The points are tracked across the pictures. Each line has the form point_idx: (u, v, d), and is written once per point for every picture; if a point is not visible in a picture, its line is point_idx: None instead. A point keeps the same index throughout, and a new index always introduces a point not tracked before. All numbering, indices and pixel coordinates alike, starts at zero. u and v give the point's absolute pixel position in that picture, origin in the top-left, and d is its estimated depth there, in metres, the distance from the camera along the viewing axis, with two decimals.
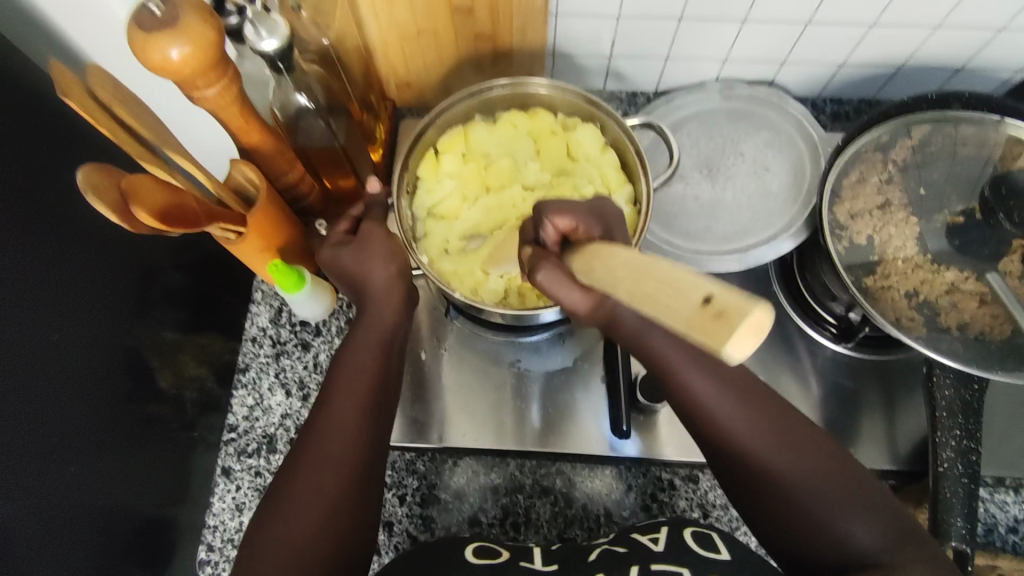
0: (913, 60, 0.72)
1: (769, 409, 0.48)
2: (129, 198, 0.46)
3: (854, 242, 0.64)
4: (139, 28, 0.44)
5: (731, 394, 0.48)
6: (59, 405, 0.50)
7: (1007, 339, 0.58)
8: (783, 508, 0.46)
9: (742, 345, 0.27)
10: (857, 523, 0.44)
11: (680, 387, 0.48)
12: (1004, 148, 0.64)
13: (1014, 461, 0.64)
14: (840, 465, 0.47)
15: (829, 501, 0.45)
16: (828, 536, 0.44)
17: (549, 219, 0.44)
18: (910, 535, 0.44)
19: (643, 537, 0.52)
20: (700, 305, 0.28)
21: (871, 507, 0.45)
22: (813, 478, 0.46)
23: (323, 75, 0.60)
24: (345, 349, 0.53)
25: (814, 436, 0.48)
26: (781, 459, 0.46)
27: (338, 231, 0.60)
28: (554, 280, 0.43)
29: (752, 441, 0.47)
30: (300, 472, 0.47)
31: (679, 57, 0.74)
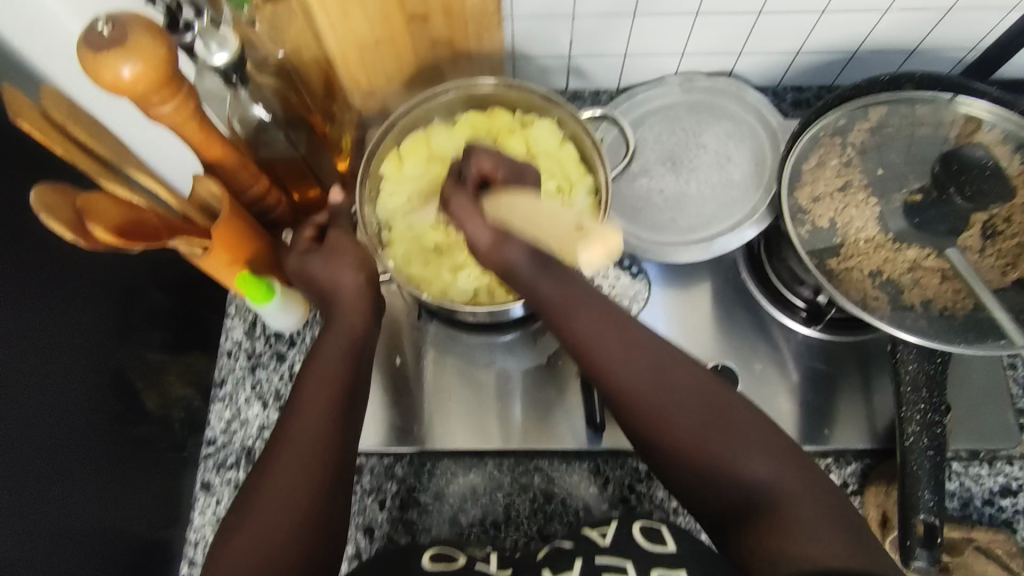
0: (867, 44, 0.74)
1: (663, 356, 0.49)
2: (84, 216, 0.47)
3: (816, 225, 0.65)
4: (88, 48, 0.45)
5: (614, 332, 0.49)
6: (46, 429, 0.51)
7: (970, 312, 0.60)
8: (678, 450, 0.46)
9: (593, 256, 0.44)
10: (747, 459, 0.45)
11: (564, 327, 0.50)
12: (959, 126, 0.66)
13: (986, 433, 0.65)
14: (729, 403, 0.48)
15: (724, 439, 0.46)
16: (728, 482, 0.45)
17: (473, 159, 0.51)
18: (798, 466, 0.46)
19: (592, 532, 0.53)
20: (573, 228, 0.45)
21: (762, 443, 0.46)
22: (698, 417, 0.47)
23: (279, 88, 0.62)
24: (314, 358, 0.53)
25: (700, 374, 0.49)
26: (668, 399, 0.47)
27: (303, 241, 0.60)
28: (465, 212, 0.50)
29: (644, 386, 0.48)
30: (268, 482, 0.47)
31: (637, 54, 0.75)
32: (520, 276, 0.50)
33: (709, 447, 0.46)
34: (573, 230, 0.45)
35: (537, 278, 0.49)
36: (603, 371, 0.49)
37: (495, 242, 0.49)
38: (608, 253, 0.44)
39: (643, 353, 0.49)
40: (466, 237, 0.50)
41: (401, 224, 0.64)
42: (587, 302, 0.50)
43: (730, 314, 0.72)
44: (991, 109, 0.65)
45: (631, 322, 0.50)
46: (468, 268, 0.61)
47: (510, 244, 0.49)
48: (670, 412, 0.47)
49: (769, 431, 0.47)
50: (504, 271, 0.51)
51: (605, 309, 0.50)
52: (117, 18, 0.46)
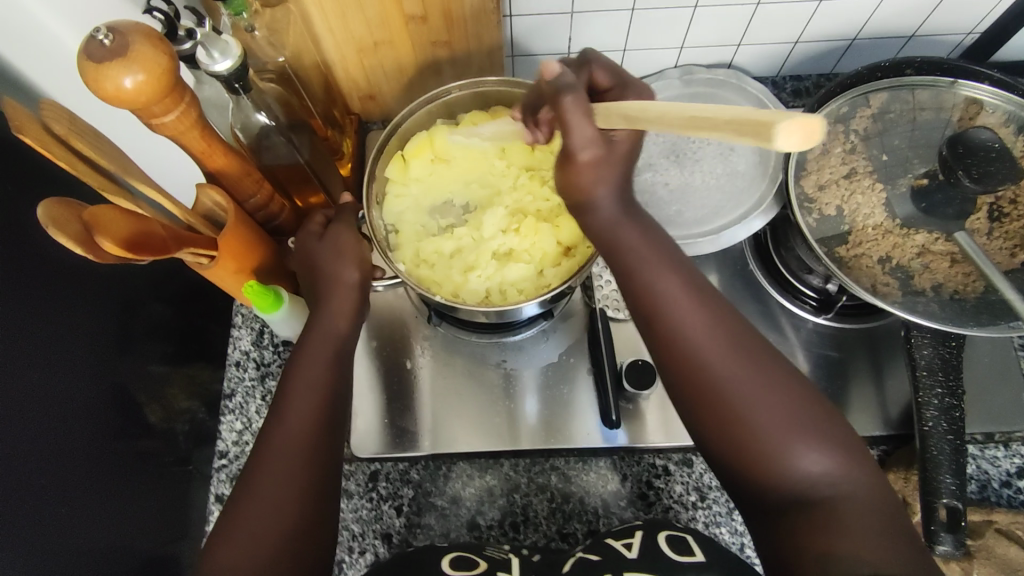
0: (865, 31, 0.74)
1: (743, 334, 0.47)
2: (91, 229, 0.46)
3: (823, 214, 0.65)
4: (88, 59, 0.44)
5: (689, 297, 0.48)
6: (46, 447, 0.50)
7: (980, 295, 0.60)
8: (738, 425, 0.45)
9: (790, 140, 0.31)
10: (805, 445, 0.44)
11: (641, 282, 0.49)
12: (961, 109, 0.66)
13: (1000, 415, 0.65)
14: (798, 386, 0.46)
15: (792, 428, 0.44)
16: (781, 467, 0.44)
17: (594, 65, 0.50)
18: (858, 462, 0.44)
19: (618, 542, 0.53)
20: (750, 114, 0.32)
21: (825, 434, 0.44)
22: (767, 395, 0.45)
23: (281, 93, 0.61)
24: (298, 359, 0.53)
25: (771, 355, 0.47)
26: (735, 372, 0.45)
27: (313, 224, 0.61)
28: (574, 109, 0.44)
29: (715, 354, 0.46)
30: (253, 495, 0.47)
31: (636, 48, 0.75)
32: (600, 219, 0.50)
33: (768, 429, 0.44)
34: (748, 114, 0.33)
35: (619, 223, 0.50)
36: (671, 332, 0.47)
37: (596, 156, 0.46)
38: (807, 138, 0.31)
39: (722, 329, 0.47)
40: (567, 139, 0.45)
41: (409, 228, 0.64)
42: (669, 264, 0.49)
43: (740, 306, 0.72)
44: (992, 92, 0.65)
45: (709, 290, 0.49)
46: (478, 268, 0.60)
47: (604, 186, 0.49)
48: (735, 387, 0.45)
49: (838, 429, 0.45)
50: (583, 208, 0.51)
51: (689, 279, 0.49)
52: (116, 27, 0.45)
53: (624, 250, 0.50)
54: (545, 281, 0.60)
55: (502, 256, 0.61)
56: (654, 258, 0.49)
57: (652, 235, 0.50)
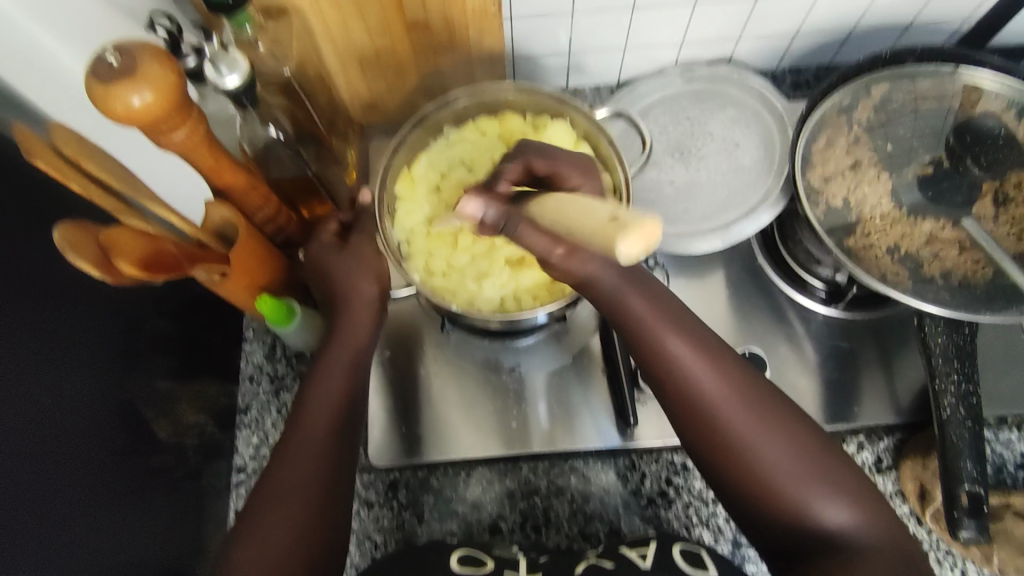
0: (863, 21, 0.74)
1: (756, 391, 0.50)
2: (108, 252, 0.46)
3: (830, 206, 0.65)
4: (95, 78, 0.43)
5: (702, 358, 0.50)
6: (59, 469, 0.49)
7: (991, 281, 0.60)
8: (757, 480, 0.47)
9: (632, 247, 0.31)
10: (824, 496, 0.46)
11: (655, 349, 0.51)
12: (962, 97, 0.67)
13: (1012, 399, 0.65)
14: (810, 438, 0.49)
15: (809, 477, 0.47)
16: (805, 519, 0.46)
17: (502, 171, 0.52)
18: (879, 513, 0.46)
19: (631, 552, 0.55)
20: (605, 219, 0.33)
21: (842, 486, 0.47)
22: (783, 448, 0.48)
23: (288, 105, 0.63)
24: (316, 368, 0.54)
25: (784, 408, 0.50)
26: (752, 429, 0.48)
27: (326, 234, 0.59)
28: (523, 226, 0.44)
29: (729, 412, 0.49)
30: (274, 496, 0.48)
31: (636, 47, 0.75)
32: (603, 286, 0.52)
33: (787, 481, 0.47)
34: (604, 221, 0.34)
35: (624, 290, 0.52)
36: (689, 395, 0.50)
37: (574, 252, 0.48)
38: (646, 246, 0.32)
39: (736, 386, 0.50)
40: (529, 248, 0.46)
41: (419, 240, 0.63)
42: (679, 326, 0.52)
43: (748, 299, 0.73)
44: (996, 77, 0.66)
45: (721, 349, 0.52)
46: (492, 276, 0.60)
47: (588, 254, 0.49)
48: (753, 444, 0.48)
49: (853, 475, 0.48)
50: (582, 282, 0.52)
51: (697, 338, 0.51)
52: (124, 47, 0.45)
53: (637, 318, 0.52)
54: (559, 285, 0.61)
55: (514, 263, 0.61)
56: (666, 318, 0.52)
57: (659, 299, 0.53)
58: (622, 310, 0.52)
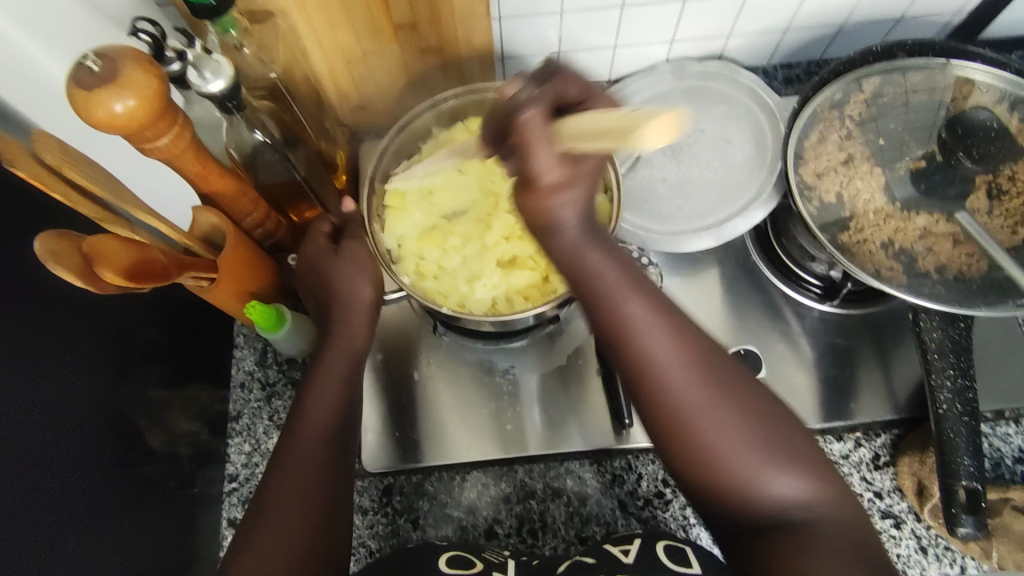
0: (854, 16, 0.74)
1: (712, 358, 0.47)
2: (92, 260, 0.45)
3: (823, 201, 0.65)
4: (77, 86, 0.43)
5: (661, 323, 0.47)
6: (47, 481, 0.48)
7: (986, 275, 0.60)
8: (708, 458, 0.45)
9: (658, 134, 0.34)
10: (777, 474, 0.45)
11: (610, 310, 0.47)
12: (954, 90, 0.66)
13: (1009, 392, 0.65)
14: (765, 411, 0.47)
15: (761, 451, 0.45)
16: (758, 498, 0.45)
17: (510, 84, 0.47)
18: (833, 490, 0.46)
19: (614, 549, 0.54)
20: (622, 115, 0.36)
21: (797, 462, 0.46)
22: (736, 424, 0.45)
23: (274, 109, 0.62)
24: (311, 377, 0.54)
25: (737, 375, 0.47)
26: (705, 400, 0.46)
27: (318, 239, 0.58)
28: (535, 131, 0.40)
29: (682, 381, 0.46)
30: (275, 509, 0.47)
31: (626, 45, 0.75)
32: (564, 238, 0.46)
33: (740, 460, 0.45)
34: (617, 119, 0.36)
35: (584, 245, 0.46)
36: (641, 360, 0.46)
37: (566, 175, 0.42)
38: (667, 132, 0.34)
39: (691, 352, 0.46)
40: (529, 166, 0.41)
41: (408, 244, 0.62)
42: (637, 286, 0.47)
43: (743, 297, 0.72)
44: (986, 70, 0.65)
45: (676, 313, 0.48)
46: (483, 278, 0.60)
47: (569, 196, 0.43)
48: (709, 422, 0.45)
49: (810, 448, 0.46)
50: (543, 227, 0.45)
51: (655, 298, 0.47)
52: (104, 53, 0.44)
53: (589, 273, 0.47)
54: (550, 286, 0.60)
55: (504, 264, 0.61)
56: (619, 278, 0.47)
57: (615, 255, 0.47)
58: (579, 268, 0.47)
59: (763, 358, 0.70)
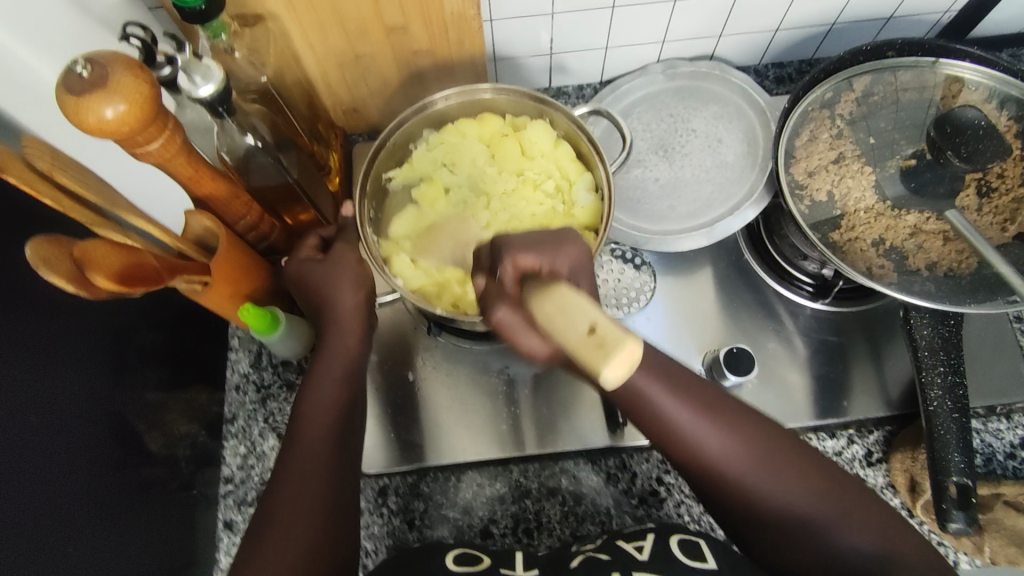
0: (844, 15, 0.74)
1: (755, 428, 0.48)
2: (83, 266, 0.45)
3: (814, 199, 0.65)
4: (67, 92, 0.43)
5: (698, 410, 0.47)
6: (46, 485, 0.48)
7: (975, 272, 0.60)
8: (780, 530, 0.46)
9: (614, 372, 0.33)
10: (847, 527, 0.46)
11: (649, 413, 0.47)
12: (943, 88, 0.67)
13: (1000, 388, 0.65)
14: (811, 461, 0.48)
15: (831, 513, 0.46)
16: (840, 561, 0.45)
17: (509, 259, 0.45)
18: (899, 527, 0.46)
19: (628, 545, 0.53)
20: (588, 335, 0.34)
21: (859, 512, 0.46)
22: (795, 488, 0.47)
23: (266, 113, 0.61)
24: (307, 381, 0.53)
25: (778, 433, 0.49)
26: (764, 475, 0.47)
27: (307, 248, 0.59)
28: (515, 326, 0.45)
29: (738, 462, 0.46)
30: (274, 516, 0.47)
31: (618, 45, 0.75)
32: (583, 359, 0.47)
33: (810, 522, 0.46)
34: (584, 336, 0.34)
35: None
36: (699, 457, 0.47)
37: (556, 349, 0.45)
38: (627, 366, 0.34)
39: (741, 433, 0.47)
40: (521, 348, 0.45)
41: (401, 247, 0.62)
42: (669, 381, 0.47)
43: (736, 295, 0.73)
44: (975, 70, 0.65)
45: (705, 393, 0.49)
46: None
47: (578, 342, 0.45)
48: (772, 494, 0.46)
49: (860, 495, 0.47)
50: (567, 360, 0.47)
51: (692, 391, 0.48)
52: (94, 58, 0.44)
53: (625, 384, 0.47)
54: None
55: None
56: (658, 375, 0.46)
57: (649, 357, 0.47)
58: (621, 395, 0.47)
59: (756, 356, 0.70)
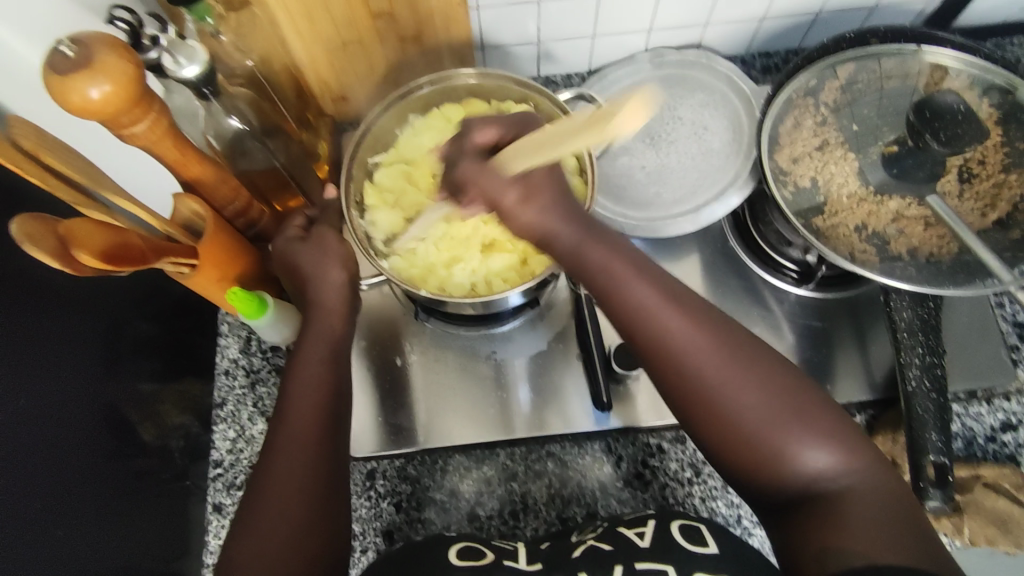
0: (829, 4, 0.75)
1: (729, 335, 0.47)
2: (68, 243, 0.45)
3: (798, 185, 0.65)
4: (52, 72, 0.43)
5: (670, 303, 0.48)
6: (38, 473, 0.49)
7: (956, 256, 0.61)
8: (733, 434, 0.45)
9: (634, 117, 0.40)
10: (802, 439, 0.45)
11: (619, 299, 0.48)
12: (926, 75, 0.67)
13: (982, 373, 0.66)
14: (786, 377, 0.47)
15: (787, 421, 0.45)
16: (784, 466, 0.45)
17: (477, 126, 0.50)
18: (862, 451, 0.45)
19: (629, 532, 0.53)
20: (600, 111, 0.42)
21: (824, 429, 0.45)
22: (758, 393, 0.46)
23: (251, 96, 0.61)
24: (294, 361, 0.54)
25: (756, 345, 0.48)
26: (726, 376, 0.46)
27: (292, 229, 0.60)
28: (479, 174, 0.47)
29: (702, 359, 0.46)
30: (266, 494, 0.48)
31: (606, 34, 0.76)
32: (562, 241, 0.49)
33: (764, 427, 0.45)
34: (596, 116, 0.42)
35: (583, 243, 0.49)
36: (660, 347, 0.47)
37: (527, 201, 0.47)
38: (640, 115, 0.40)
39: (710, 333, 0.47)
40: (495, 204, 0.48)
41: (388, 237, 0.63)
42: (643, 275, 0.49)
43: (722, 281, 0.73)
44: (956, 57, 0.66)
45: (686, 295, 0.49)
46: (463, 261, 0.60)
47: (545, 204, 0.48)
48: (729, 395, 0.46)
49: (825, 412, 0.46)
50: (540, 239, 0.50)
51: (665, 282, 0.49)
52: (80, 39, 0.45)
53: (594, 269, 0.49)
54: (530, 267, 0.61)
55: (485, 248, 0.61)
56: (630, 267, 0.49)
57: (616, 246, 0.50)
58: (587, 260, 0.49)
59: None
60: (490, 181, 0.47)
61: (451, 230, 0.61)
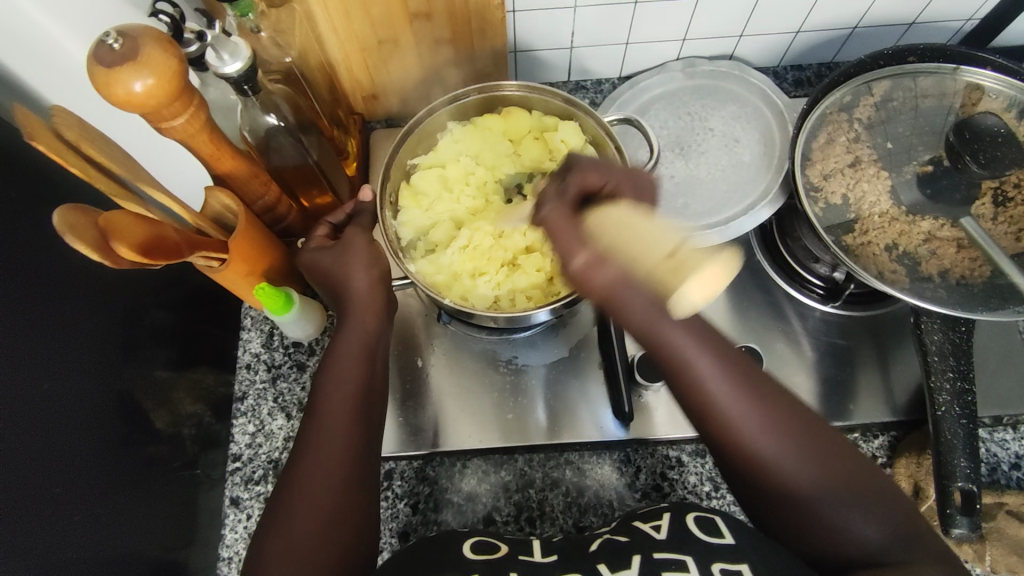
0: (866, 20, 0.74)
1: (782, 408, 0.46)
2: (107, 234, 0.46)
3: (830, 202, 0.65)
4: (98, 64, 0.43)
5: (727, 374, 0.46)
6: (54, 456, 0.49)
7: (988, 279, 0.60)
8: (788, 501, 0.44)
9: (702, 290, 0.45)
10: (857, 512, 0.43)
11: (682, 371, 0.46)
12: (963, 95, 0.67)
13: (1008, 399, 0.65)
14: (838, 452, 0.46)
15: (840, 495, 0.44)
16: (836, 539, 0.43)
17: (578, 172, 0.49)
18: (913, 522, 0.44)
19: (646, 525, 0.53)
20: (668, 259, 0.43)
21: (878, 503, 0.44)
22: (811, 465, 0.44)
23: (289, 93, 0.60)
24: (326, 360, 0.54)
25: (808, 417, 0.46)
26: (782, 453, 0.44)
27: (318, 238, 0.60)
28: (559, 222, 0.46)
29: (759, 433, 0.45)
30: (297, 493, 0.48)
31: (638, 42, 0.75)
32: (630, 314, 0.46)
33: (820, 500, 0.44)
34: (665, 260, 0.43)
35: (654, 320, 0.45)
36: (721, 423, 0.46)
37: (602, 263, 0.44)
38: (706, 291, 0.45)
39: (766, 404, 0.46)
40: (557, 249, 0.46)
41: (418, 242, 0.63)
42: (708, 347, 0.46)
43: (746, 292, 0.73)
44: (995, 78, 0.66)
45: (744, 365, 0.47)
46: (487, 274, 0.60)
47: (615, 268, 0.44)
48: (783, 467, 0.44)
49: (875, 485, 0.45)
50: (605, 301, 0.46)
51: (727, 359, 0.46)
52: (125, 31, 0.45)
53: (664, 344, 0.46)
54: (554, 288, 0.61)
55: (510, 264, 0.61)
56: (696, 337, 0.46)
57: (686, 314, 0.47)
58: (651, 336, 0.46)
59: (763, 355, 0.70)
60: (571, 236, 0.46)
61: (475, 242, 0.61)
